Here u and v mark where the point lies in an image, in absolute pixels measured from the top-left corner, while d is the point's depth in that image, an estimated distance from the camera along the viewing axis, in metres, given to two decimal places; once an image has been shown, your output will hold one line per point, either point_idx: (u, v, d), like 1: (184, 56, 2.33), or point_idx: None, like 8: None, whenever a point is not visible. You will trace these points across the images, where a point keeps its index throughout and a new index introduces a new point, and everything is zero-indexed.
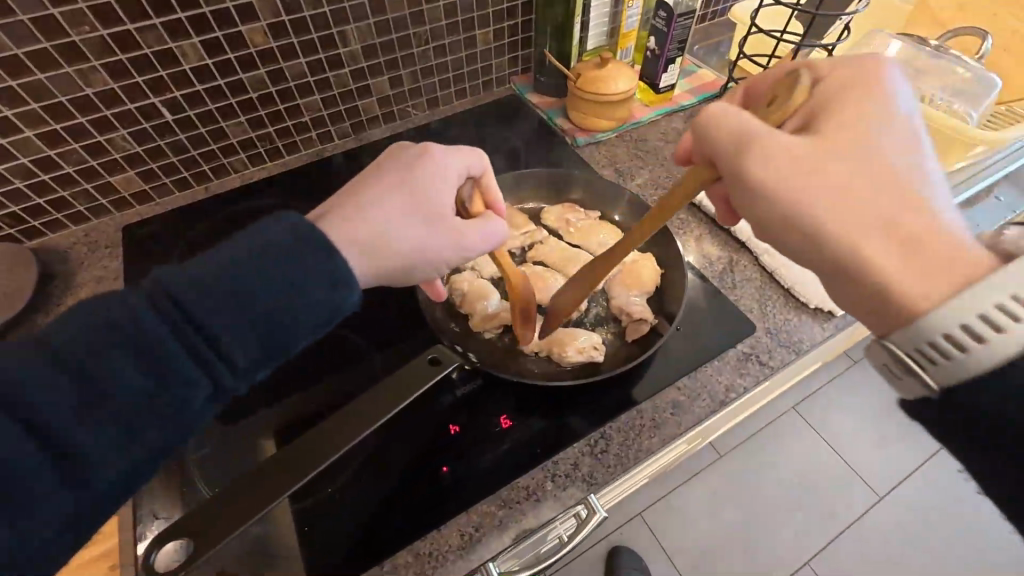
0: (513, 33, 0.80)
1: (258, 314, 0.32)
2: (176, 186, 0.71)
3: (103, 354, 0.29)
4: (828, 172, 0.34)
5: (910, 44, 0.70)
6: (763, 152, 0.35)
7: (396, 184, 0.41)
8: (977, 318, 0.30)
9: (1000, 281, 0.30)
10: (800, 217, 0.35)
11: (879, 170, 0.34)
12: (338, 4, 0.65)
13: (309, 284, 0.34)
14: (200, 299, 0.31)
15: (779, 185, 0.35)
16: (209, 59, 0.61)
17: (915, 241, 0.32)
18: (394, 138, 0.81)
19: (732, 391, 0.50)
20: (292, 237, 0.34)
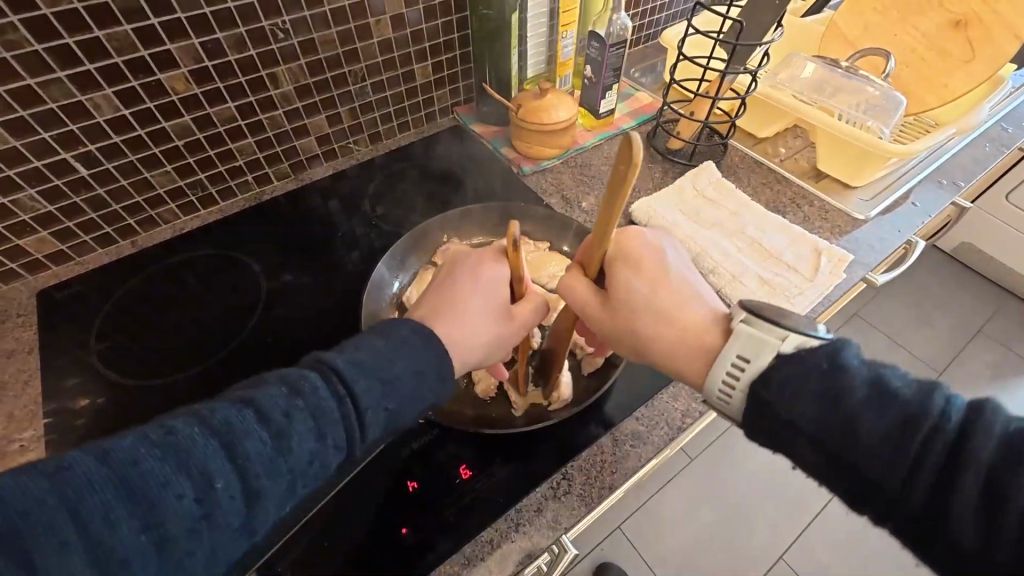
0: (451, 65, 0.80)
1: (399, 402, 0.37)
2: (97, 243, 0.66)
3: (290, 415, 0.33)
4: (631, 307, 0.43)
5: (826, 66, 0.75)
6: (591, 303, 0.44)
7: (476, 286, 0.44)
8: (721, 385, 0.39)
9: (728, 350, 0.38)
10: (624, 341, 0.44)
11: (647, 311, 0.42)
12: (264, 46, 0.63)
13: (433, 373, 0.39)
14: (367, 380, 0.36)
15: (604, 319, 0.44)
16: (126, 109, 0.58)
17: (686, 349, 0.41)
18: (337, 176, 0.79)
19: (690, 418, 0.51)
20: (422, 332, 0.40)
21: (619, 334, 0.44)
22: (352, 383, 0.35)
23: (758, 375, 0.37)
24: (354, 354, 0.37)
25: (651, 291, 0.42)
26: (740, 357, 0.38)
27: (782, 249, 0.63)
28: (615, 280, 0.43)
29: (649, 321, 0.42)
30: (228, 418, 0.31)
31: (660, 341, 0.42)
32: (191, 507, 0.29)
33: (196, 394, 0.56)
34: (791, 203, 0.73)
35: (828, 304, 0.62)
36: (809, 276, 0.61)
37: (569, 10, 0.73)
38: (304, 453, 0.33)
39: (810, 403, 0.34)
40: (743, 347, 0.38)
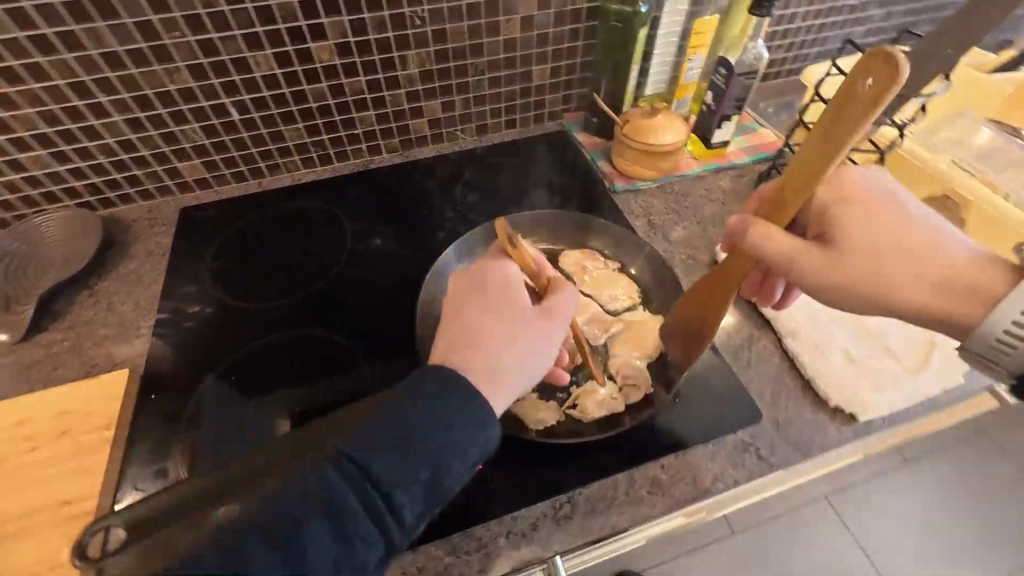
0: (570, 71, 0.80)
1: (429, 471, 0.36)
2: (234, 178, 0.77)
3: (311, 499, 0.33)
4: (875, 254, 0.38)
5: (1003, 136, 0.64)
6: (827, 260, 0.39)
7: (490, 311, 0.43)
8: (993, 342, 0.36)
9: (1006, 310, 0.35)
10: (865, 291, 0.39)
11: (893, 252, 0.38)
12: (400, 31, 0.68)
13: (463, 425, 0.37)
14: (385, 463, 0.35)
15: (847, 279, 0.39)
16: (278, 69, 0.67)
17: (950, 289, 0.37)
18: (439, 159, 0.84)
19: (721, 482, 0.47)
20: (437, 378, 0.38)
21: (865, 288, 0.39)
22: (365, 472, 0.34)
23: None
24: (361, 435, 0.35)
25: (887, 243, 0.38)
26: (1022, 317, 0.35)
27: (889, 329, 0.54)
28: (852, 231, 0.39)
29: (893, 266, 0.38)
30: (246, 518, 0.32)
31: (904, 264, 0.38)
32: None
33: (271, 325, 0.63)
34: None
35: (934, 407, 0.51)
36: (913, 368, 0.52)
37: (701, 33, 0.71)
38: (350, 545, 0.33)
39: None
40: (1022, 309, 0.35)
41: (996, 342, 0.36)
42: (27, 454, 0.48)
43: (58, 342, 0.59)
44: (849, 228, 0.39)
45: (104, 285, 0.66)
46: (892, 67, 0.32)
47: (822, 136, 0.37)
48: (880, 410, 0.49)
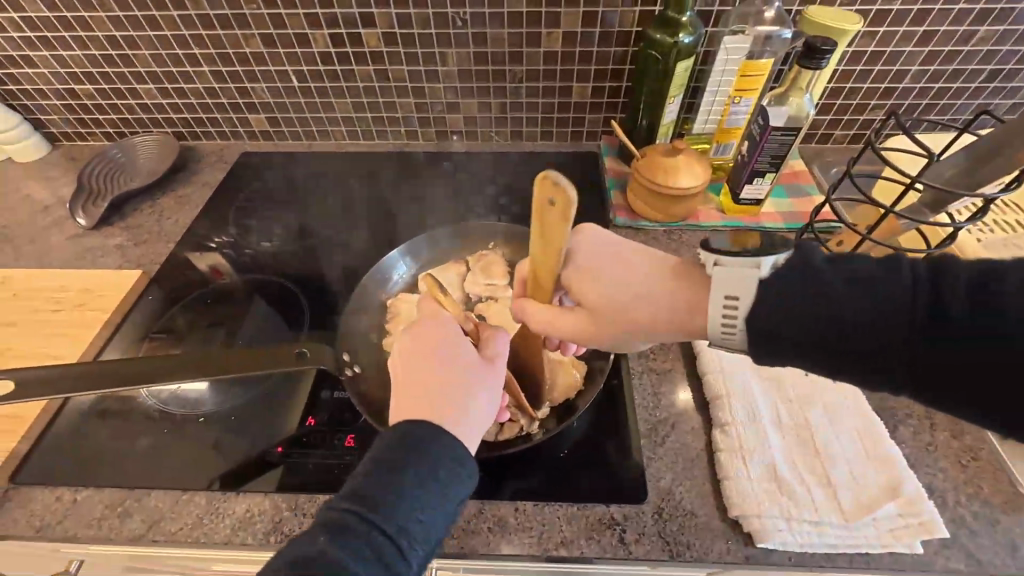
0: (613, 94, 0.78)
1: (429, 510, 0.36)
2: (290, 136, 0.88)
3: (331, 542, 0.33)
4: (613, 313, 0.43)
5: None
6: (571, 323, 0.45)
7: (436, 365, 0.42)
8: (722, 324, 0.39)
9: (717, 292, 0.38)
10: (621, 338, 0.44)
11: (628, 297, 0.43)
12: (442, 29, 0.72)
13: (453, 465, 0.37)
14: (393, 506, 0.35)
15: (599, 337, 0.45)
16: (333, 48, 0.75)
17: (683, 310, 0.42)
18: (468, 155, 0.87)
19: (564, 548, 0.44)
20: (407, 430, 0.38)
21: (616, 336, 0.44)
22: (372, 514, 0.35)
23: (747, 314, 0.37)
24: (367, 483, 0.36)
25: (618, 286, 0.43)
26: (728, 297, 0.38)
27: (840, 457, 0.45)
28: (580, 290, 0.45)
29: (639, 308, 0.43)
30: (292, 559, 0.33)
31: (651, 305, 0.42)
32: None
33: (263, 266, 0.72)
34: (924, 415, 0.51)
35: (860, 565, 0.42)
36: (847, 510, 0.43)
37: (750, 76, 0.63)
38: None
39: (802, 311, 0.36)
40: (726, 286, 0.38)
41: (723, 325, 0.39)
42: (53, 313, 0.62)
43: (117, 237, 0.75)
44: (579, 287, 0.45)
45: (164, 200, 0.80)
46: (561, 187, 0.39)
47: (543, 240, 0.44)
48: (779, 542, 0.42)
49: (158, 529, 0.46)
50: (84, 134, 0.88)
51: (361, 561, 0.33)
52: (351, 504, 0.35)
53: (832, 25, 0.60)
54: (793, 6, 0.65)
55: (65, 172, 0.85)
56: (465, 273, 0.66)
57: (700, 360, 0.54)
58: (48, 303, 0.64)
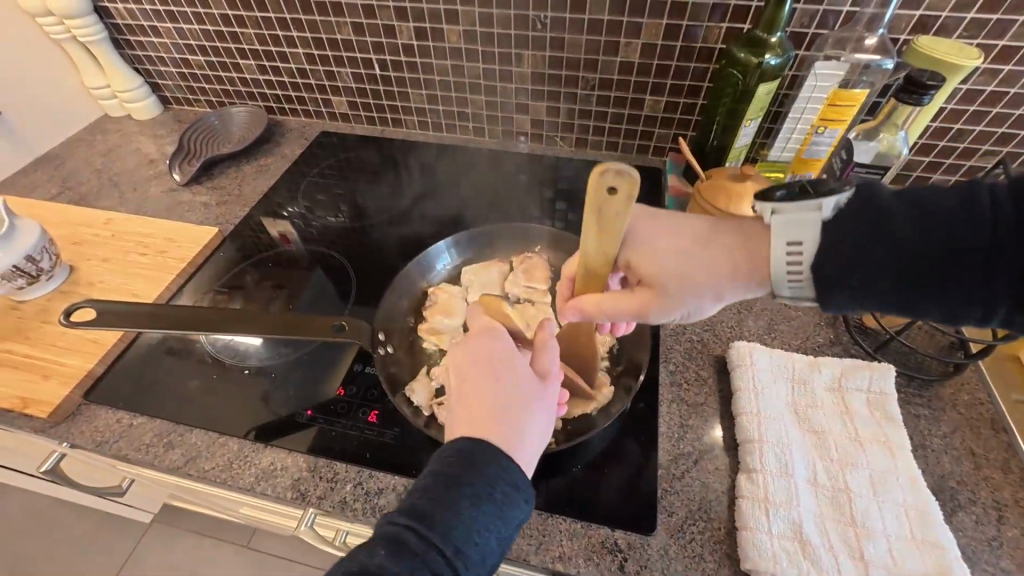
0: (686, 111, 0.75)
1: (485, 530, 0.35)
2: (367, 120, 0.93)
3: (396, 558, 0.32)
4: (675, 268, 0.42)
5: None
6: (635, 300, 0.44)
7: (497, 384, 0.41)
8: (789, 272, 0.39)
9: (777, 240, 0.39)
10: (689, 290, 0.42)
11: (683, 256, 0.42)
12: (521, 31, 0.73)
13: (508, 482, 0.37)
14: (453, 522, 0.34)
15: (668, 298, 0.43)
16: (416, 41, 0.78)
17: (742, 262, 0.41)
18: (529, 157, 0.87)
19: (561, 563, 0.43)
20: (468, 450, 0.37)
21: (685, 294, 0.43)
22: (432, 530, 0.34)
23: (817, 249, 0.38)
24: (431, 500, 0.35)
25: (674, 253, 0.42)
26: (793, 241, 0.38)
27: (880, 533, 0.41)
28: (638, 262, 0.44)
29: (697, 267, 0.42)
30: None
31: (710, 261, 0.42)
32: None
33: (323, 238, 0.77)
34: (990, 504, 0.45)
35: None
36: None
37: (839, 106, 0.59)
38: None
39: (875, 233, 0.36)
40: (786, 232, 0.38)
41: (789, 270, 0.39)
42: (141, 255, 0.70)
43: (204, 195, 0.82)
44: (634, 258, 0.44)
45: (248, 166, 0.87)
46: (624, 176, 0.36)
47: (598, 232, 0.42)
48: None
49: (193, 464, 0.51)
50: (191, 99, 0.97)
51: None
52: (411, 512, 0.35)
53: (945, 60, 0.54)
54: (901, 35, 0.59)
55: (170, 132, 0.95)
56: (508, 271, 0.67)
57: (736, 400, 0.51)
58: (137, 245, 0.71)
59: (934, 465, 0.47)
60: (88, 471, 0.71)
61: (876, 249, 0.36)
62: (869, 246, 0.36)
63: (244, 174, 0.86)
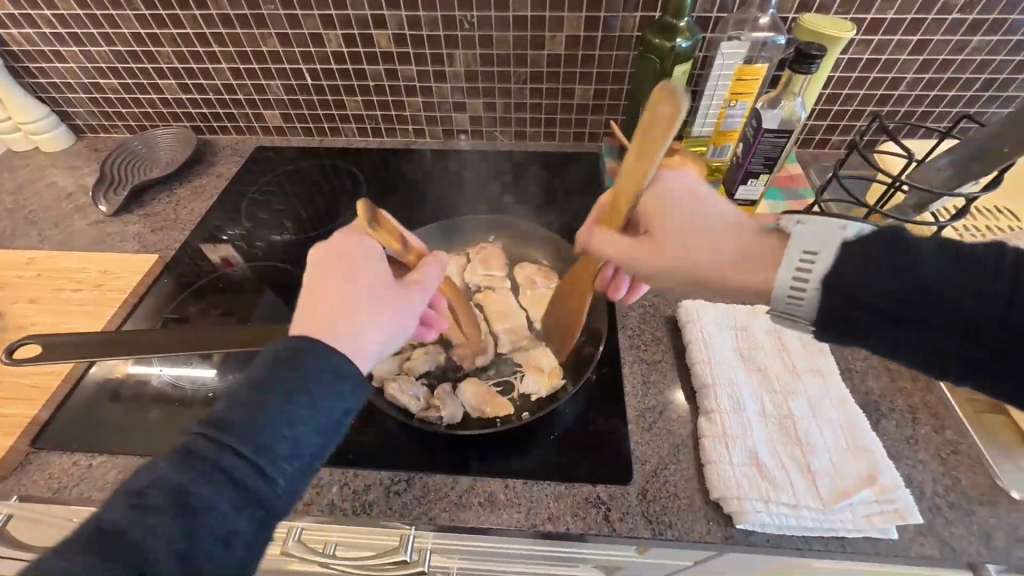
0: (613, 97, 0.80)
1: (295, 427, 0.36)
2: (303, 132, 0.91)
3: (184, 470, 0.33)
4: (683, 230, 0.46)
5: None
6: (638, 245, 0.48)
7: (351, 283, 0.43)
8: (792, 283, 0.41)
9: (795, 246, 0.41)
10: (687, 257, 0.45)
11: (692, 226, 0.46)
12: (450, 31, 0.75)
13: (322, 384, 0.38)
14: (257, 423, 0.35)
15: (661, 254, 0.46)
16: (345, 48, 0.78)
17: (742, 260, 0.44)
18: (471, 154, 0.89)
19: (551, 524, 0.45)
20: (283, 356, 0.38)
21: (682, 261, 0.46)
22: (230, 435, 0.35)
23: (826, 268, 0.40)
24: (231, 409, 0.36)
25: (689, 220, 0.46)
26: (807, 252, 0.41)
27: (821, 447, 0.47)
28: (669, 213, 0.47)
29: (705, 244, 0.45)
30: (131, 501, 0.31)
31: (712, 245, 0.45)
32: (233, 520, 0.33)
33: (274, 254, 0.75)
34: (907, 411, 0.52)
35: (837, 548, 0.44)
36: (827, 497, 0.44)
37: (745, 80, 0.66)
38: (229, 514, 0.33)
39: (878, 271, 0.38)
40: (806, 242, 0.41)
41: (796, 285, 0.41)
42: (76, 292, 0.66)
43: (136, 223, 0.78)
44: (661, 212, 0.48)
45: (181, 190, 0.84)
46: (673, 98, 0.42)
47: (637, 154, 0.47)
48: (757, 525, 0.43)
49: None
50: (107, 126, 0.92)
51: (213, 480, 0.33)
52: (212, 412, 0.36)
53: (824, 34, 0.62)
54: (788, 14, 0.67)
55: (88, 162, 0.89)
56: (467, 265, 0.68)
57: (690, 351, 0.55)
58: (69, 282, 0.67)
59: (860, 384, 0.54)
60: (40, 531, 0.65)
61: (882, 283, 0.38)
62: (877, 275, 0.38)
63: (178, 198, 0.82)
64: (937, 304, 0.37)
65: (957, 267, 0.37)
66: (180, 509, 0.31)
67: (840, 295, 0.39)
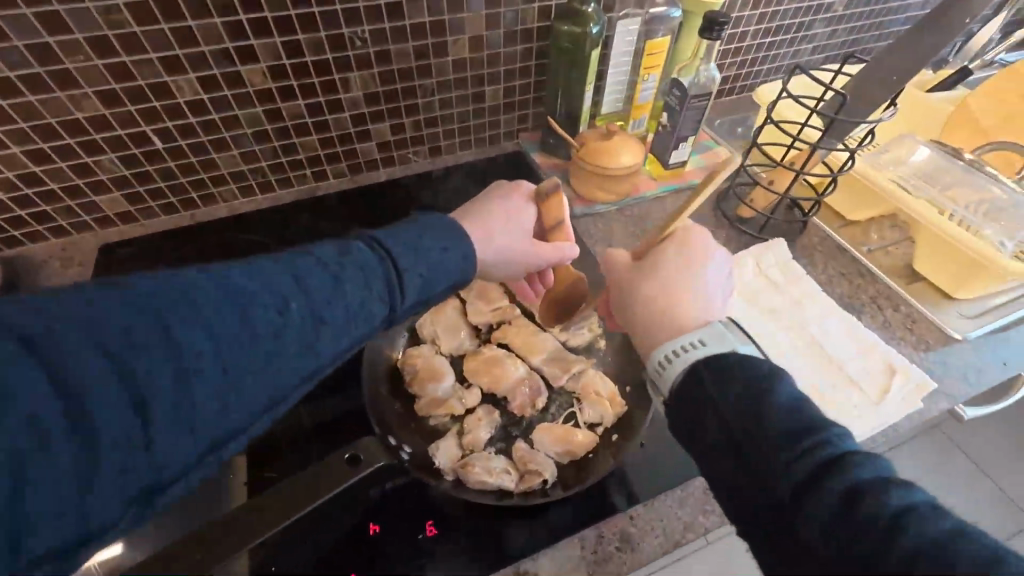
0: (525, 91, 0.78)
1: (329, 318, 0.33)
2: (162, 210, 0.70)
3: (229, 303, 0.30)
4: (669, 275, 0.46)
5: (940, 154, 0.66)
6: (626, 275, 0.48)
7: (507, 203, 0.47)
8: (668, 353, 0.40)
9: (696, 332, 0.40)
10: (642, 303, 0.46)
11: (661, 283, 0.45)
12: (340, 52, 0.63)
13: (374, 292, 0.35)
14: (310, 294, 0.32)
15: (631, 290, 0.47)
16: (204, 94, 0.61)
17: (665, 323, 0.43)
18: (390, 183, 0.79)
19: (690, 532, 0.45)
20: (360, 247, 0.36)
21: (637, 302, 0.46)
22: (285, 290, 0.32)
23: (700, 357, 0.38)
24: (299, 265, 0.33)
25: (671, 274, 0.45)
26: (699, 339, 0.39)
27: (848, 360, 0.56)
28: (664, 262, 0.46)
29: (662, 300, 0.44)
30: (145, 324, 0.27)
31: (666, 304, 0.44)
32: (229, 401, 0.29)
33: None
34: (871, 303, 0.64)
35: (894, 435, 0.53)
36: (875, 398, 0.53)
37: (654, 54, 0.69)
38: (236, 375, 0.29)
39: (736, 386, 0.35)
40: (710, 335, 0.40)
41: (666, 357, 0.40)
42: None
43: None
44: (661, 254, 0.47)
45: None
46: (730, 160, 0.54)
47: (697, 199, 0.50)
48: None
49: None
50: None
51: (242, 326, 0.30)
52: (284, 272, 0.32)
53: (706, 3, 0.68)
54: None
55: None
56: (465, 307, 0.60)
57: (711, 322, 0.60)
58: None
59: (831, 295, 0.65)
60: None
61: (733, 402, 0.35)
62: (726, 390, 0.35)
63: None
64: (767, 464, 0.32)
65: (776, 481, 0.32)
66: (190, 353, 0.28)
67: (692, 385, 0.37)
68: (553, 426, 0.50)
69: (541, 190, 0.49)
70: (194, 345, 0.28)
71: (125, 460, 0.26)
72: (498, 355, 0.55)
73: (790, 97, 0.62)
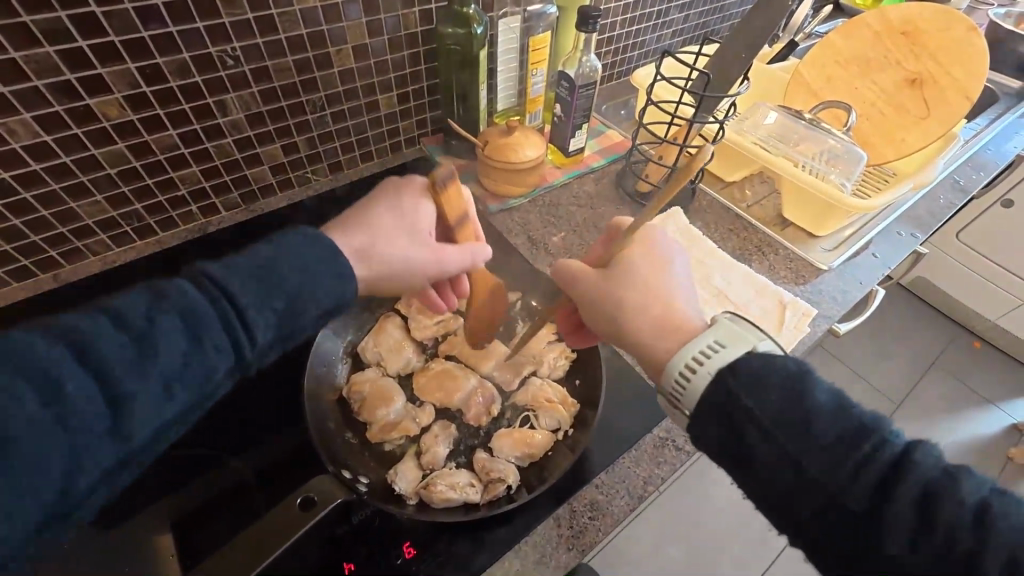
0: (418, 97, 0.78)
1: (229, 333, 0.35)
2: (13, 276, 0.60)
3: (124, 326, 0.32)
4: (643, 279, 0.47)
5: (788, 116, 0.76)
6: (597, 287, 0.48)
7: (390, 210, 0.47)
8: (685, 365, 0.41)
9: (704, 335, 0.41)
10: (635, 311, 0.46)
11: (643, 286, 0.46)
12: (211, 73, 0.58)
13: (275, 303, 0.37)
14: (215, 311, 0.35)
15: (606, 297, 0.47)
16: (47, 135, 0.52)
17: (668, 328, 0.45)
18: (292, 208, 0.74)
19: (651, 484, 0.49)
20: (264, 260, 0.38)
21: (624, 312, 0.46)
22: (191, 308, 0.34)
23: (724, 364, 0.40)
24: (204, 283, 0.35)
25: (648, 277, 0.47)
26: (714, 343, 0.41)
27: (748, 301, 0.64)
28: (638, 263, 0.47)
29: (653, 303, 0.46)
30: (37, 349, 0.29)
31: (661, 309, 0.45)
32: (123, 423, 0.31)
33: None
34: (757, 251, 0.74)
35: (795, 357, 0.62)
36: (774, 329, 0.62)
37: (539, 49, 0.73)
38: (133, 396, 0.31)
39: (774, 394, 0.37)
40: (716, 335, 0.41)
41: (689, 368, 0.41)
42: None
43: None
44: (628, 257, 0.48)
45: None
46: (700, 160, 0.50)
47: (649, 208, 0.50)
48: None
49: None
50: None
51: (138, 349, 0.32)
52: (161, 305, 0.33)
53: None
54: None
55: None
56: (402, 323, 0.59)
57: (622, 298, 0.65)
58: None
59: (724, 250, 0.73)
60: None
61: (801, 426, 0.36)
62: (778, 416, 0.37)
63: None
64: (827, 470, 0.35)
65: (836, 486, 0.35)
66: (80, 376, 0.30)
67: (722, 396, 0.39)
68: (510, 431, 0.50)
69: (436, 181, 0.49)
70: (77, 371, 0.30)
71: (20, 485, 0.28)
72: (447, 367, 0.56)
73: (664, 78, 0.68)
